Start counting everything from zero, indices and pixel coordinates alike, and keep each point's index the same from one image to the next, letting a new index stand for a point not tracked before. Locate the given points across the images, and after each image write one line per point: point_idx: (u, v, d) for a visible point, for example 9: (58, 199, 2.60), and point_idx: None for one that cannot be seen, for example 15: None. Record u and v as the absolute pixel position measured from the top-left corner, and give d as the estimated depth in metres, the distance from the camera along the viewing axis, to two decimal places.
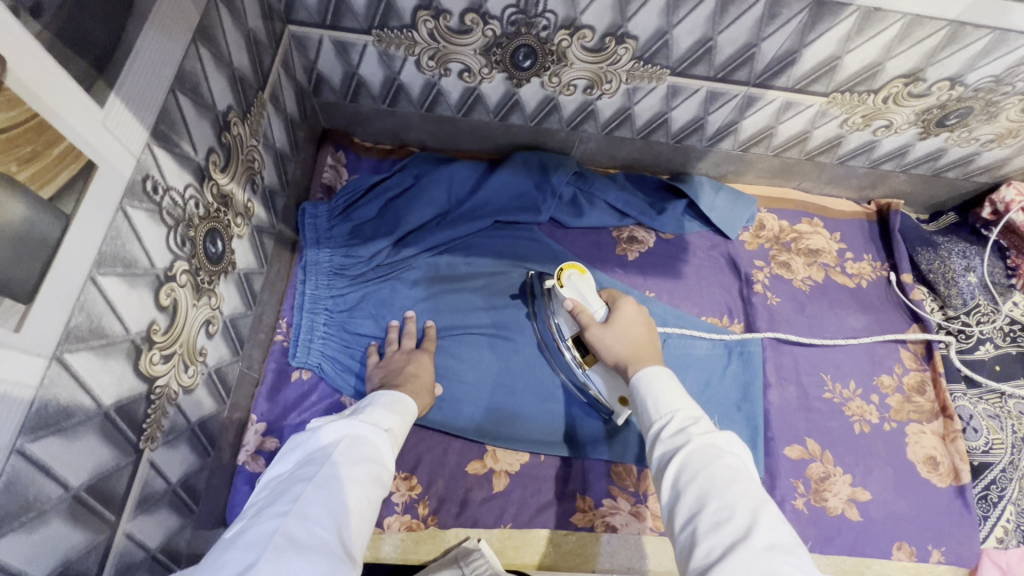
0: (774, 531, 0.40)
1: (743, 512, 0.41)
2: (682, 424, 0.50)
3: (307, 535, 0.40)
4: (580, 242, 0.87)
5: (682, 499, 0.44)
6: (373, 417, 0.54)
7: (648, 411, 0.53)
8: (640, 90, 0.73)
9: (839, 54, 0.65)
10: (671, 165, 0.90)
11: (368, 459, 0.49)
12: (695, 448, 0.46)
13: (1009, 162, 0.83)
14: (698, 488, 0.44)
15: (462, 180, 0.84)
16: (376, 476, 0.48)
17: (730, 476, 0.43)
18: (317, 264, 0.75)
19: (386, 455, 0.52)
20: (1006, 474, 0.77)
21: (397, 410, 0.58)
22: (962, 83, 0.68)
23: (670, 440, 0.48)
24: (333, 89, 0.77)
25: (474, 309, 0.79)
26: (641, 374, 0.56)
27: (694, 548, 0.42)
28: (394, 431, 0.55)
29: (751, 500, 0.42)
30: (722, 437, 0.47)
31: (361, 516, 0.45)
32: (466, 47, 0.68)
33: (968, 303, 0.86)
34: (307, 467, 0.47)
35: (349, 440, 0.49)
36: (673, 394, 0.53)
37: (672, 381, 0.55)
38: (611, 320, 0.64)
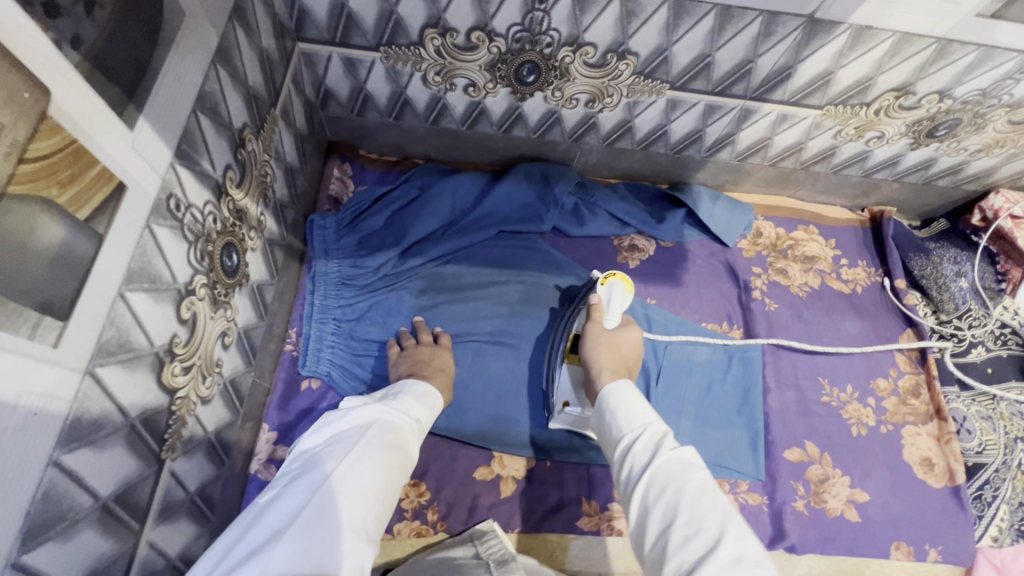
0: (741, 543, 0.41)
1: (712, 525, 0.43)
2: (651, 438, 0.51)
3: (332, 508, 0.43)
4: (582, 251, 0.89)
5: (652, 513, 0.46)
6: (400, 406, 0.57)
7: (616, 424, 0.55)
8: (640, 103, 0.75)
9: (832, 69, 0.67)
10: (670, 175, 0.92)
11: (394, 444, 0.52)
12: (662, 462, 0.48)
13: (997, 171, 0.86)
14: (667, 504, 0.45)
15: (467, 190, 0.86)
16: (402, 461, 0.51)
17: (696, 490, 0.45)
18: (326, 274, 0.77)
19: (411, 442, 0.55)
20: (1000, 473, 0.78)
21: (425, 401, 0.62)
22: (950, 96, 0.71)
23: (639, 453, 0.50)
24: (340, 103, 0.79)
25: (481, 318, 0.81)
26: (609, 387, 0.59)
27: (664, 562, 0.43)
28: (421, 421, 0.59)
29: (719, 513, 0.44)
30: (687, 450, 0.49)
31: (386, 497, 0.47)
32: (472, 63, 0.70)
33: (960, 308, 0.87)
34: (338, 444, 0.49)
35: (379, 426, 0.52)
36: (638, 408, 0.55)
37: (637, 396, 0.57)
38: (613, 335, 0.68)
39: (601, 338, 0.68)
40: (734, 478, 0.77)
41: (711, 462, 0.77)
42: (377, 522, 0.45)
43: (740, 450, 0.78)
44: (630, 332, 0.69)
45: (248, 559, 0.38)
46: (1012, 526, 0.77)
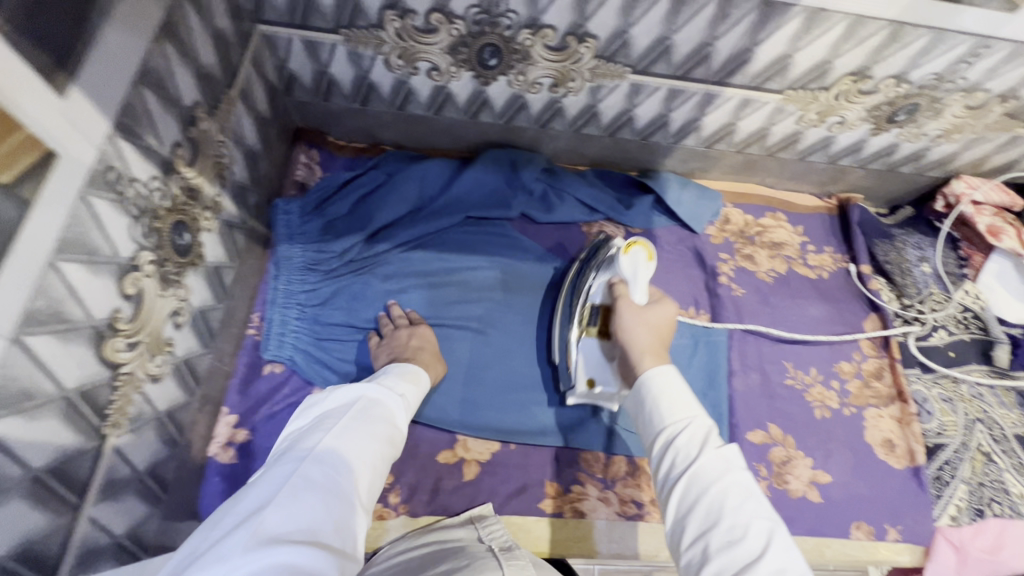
0: (784, 557, 0.43)
1: (756, 533, 0.44)
2: (696, 432, 0.51)
3: (320, 480, 0.45)
4: (550, 237, 0.89)
5: (693, 513, 0.47)
6: (387, 384, 0.59)
7: (656, 413, 0.54)
8: (604, 88, 0.76)
9: (791, 52, 0.68)
10: (638, 163, 0.93)
11: (381, 420, 0.54)
12: (708, 459, 0.48)
13: (958, 157, 0.87)
14: (712, 505, 0.46)
15: (434, 177, 0.86)
16: (389, 436, 0.54)
17: (741, 495, 0.46)
18: (289, 259, 0.76)
19: (398, 418, 0.57)
20: (958, 454, 0.80)
21: (409, 378, 0.64)
22: (907, 80, 0.72)
23: (684, 446, 0.50)
24: (304, 88, 0.78)
25: (448, 303, 0.81)
26: (653, 371, 0.58)
27: (706, 563, 0.44)
28: (407, 398, 0.61)
29: (763, 522, 0.45)
30: (733, 450, 0.50)
31: (373, 471, 0.50)
32: (433, 46, 0.70)
33: (922, 292, 0.89)
34: (325, 421, 0.51)
35: (366, 401, 0.55)
36: (681, 398, 0.55)
37: (681, 383, 0.57)
38: (645, 311, 0.67)
39: (632, 315, 0.66)
40: None
41: None
42: (365, 493, 0.48)
43: None
44: (660, 308, 0.67)
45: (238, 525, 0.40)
46: (971, 505, 0.78)
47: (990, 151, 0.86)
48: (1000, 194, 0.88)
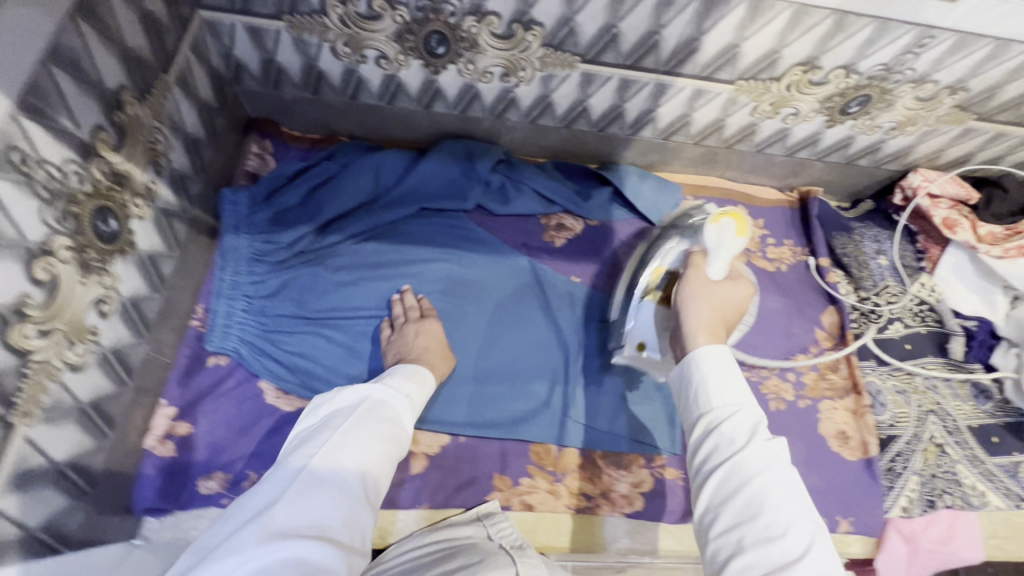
0: (824, 561, 0.43)
1: (797, 536, 0.44)
2: (744, 422, 0.50)
3: (325, 479, 0.48)
4: (508, 229, 0.88)
5: (728, 505, 0.47)
6: (393, 383, 0.60)
7: (703, 394, 0.52)
8: (555, 77, 0.75)
9: (737, 42, 0.68)
10: (598, 155, 0.92)
11: (387, 419, 0.55)
12: (754, 452, 0.47)
13: (915, 149, 0.87)
14: (752, 500, 0.46)
15: (390, 169, 0.86)
16: (394, 436, 0.55)
17: (784, 494, 0.46)
18: (236, 250, 0.75)
19: (403, 419, 0.58)
20: (910, 445, 0.81)
21: (416, 377, 0.65)
22: (856, 70, 0.72)
23: (727, 436, 0.49)
24: (253, 76, 0.77)
25: (401, 296, 0.80)
26: (704, 349, 0.55)
27: (738, 555, 0.44)
28: (413, 397, 0.62)
29: (806, 524, 0.45)
30: (780, 447, 0.48)
31: (379, 469, 0.52)
32: (378, 33, 0.69)
33: (878, 284, 0.89)
34: (333, 420, 0.53)
35: (373, 402, 0.56)
36: (727, 383, 0.52)
37: (731, 367, 0.53)
38: (715, 284, 0.63)
39: (700, 284, 0.63)
40: (650, 452, 0.77)
41: (627, 436, 0.77)
42: (371, 489, 0.51)
43: (657, 423, 0.79)
44: (738, 288, 0.64)
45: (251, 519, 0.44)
46: (922, 496, 0.79)
47: (945, 144, 0.86)
48: (956, 186, 0.89)
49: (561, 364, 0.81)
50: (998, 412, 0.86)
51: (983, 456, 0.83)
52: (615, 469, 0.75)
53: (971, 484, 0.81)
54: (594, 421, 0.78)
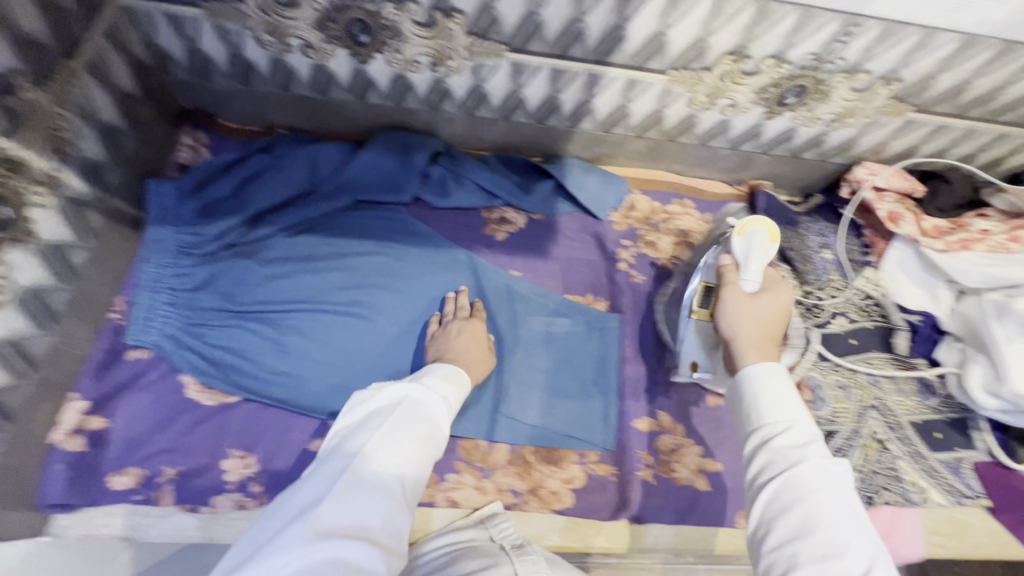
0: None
1: (856, 554, 0.47)
2: (799, 438, 0.54)
3: (370, 480, 0.49)
4: (447, 222, 0.88)
5: (786, 519, 0.50)
6: (430, 384, 0.61)
7: (755, 412, 0.57)
8: (485, 67, 0.74)
9: (662, 30, 0.67)
10: (541, 148, 0.91)
11: (424, 421, 0.56)
12: (810, 469, 0.51)
13: (859, 141, 0.86)
14: (806, 514, 0.49)
15: (326, 162, 0.85)
16: (432, 437, 0.56)
17: (841, 512, 0.49)
18: (160, 242, 0.73)
19: (440, 419, 0.59)
20: (848, 441, 0.80)
21: (452, 379, 0.65)
22: (786, 60, 0.71)
23: (783, 451, 0.53)
24: (180, 66, 0.76)
25: (337, 289, 0.78)
26: (752, 368, 0.59)
27: (794, 568, 0.47)
28: (450, 398, 0.63)
29: (865, 544, 0.48)
30: (839, 468, 0.52)
31: (416, 471, 0.53)
32: (300, 21, 0.67)
33: (821, 278, 0.89)
34: (373, 420, 0.55)
35: (411, 402, 0.57)
36: (789, 397, 0.57)
37: (785, 386, 0.58)
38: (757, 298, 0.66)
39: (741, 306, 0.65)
40: (583, 448, 0.76)
41: (560, 432, 0.76)
42: (409, 490, 0.52)
43: (591, 419, 0.78)
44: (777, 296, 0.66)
45: (297, 516, 0.46)
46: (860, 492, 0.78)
47: (887, 136, 0.85)
48: (900, 179, 0.88)
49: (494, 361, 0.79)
50: (943, 407, 0.85)
51: (926, 451, 0.83)
52: (546, 465, 0.74)
53: (913, 480, 0.81)
54: (527, 416, 0.76)
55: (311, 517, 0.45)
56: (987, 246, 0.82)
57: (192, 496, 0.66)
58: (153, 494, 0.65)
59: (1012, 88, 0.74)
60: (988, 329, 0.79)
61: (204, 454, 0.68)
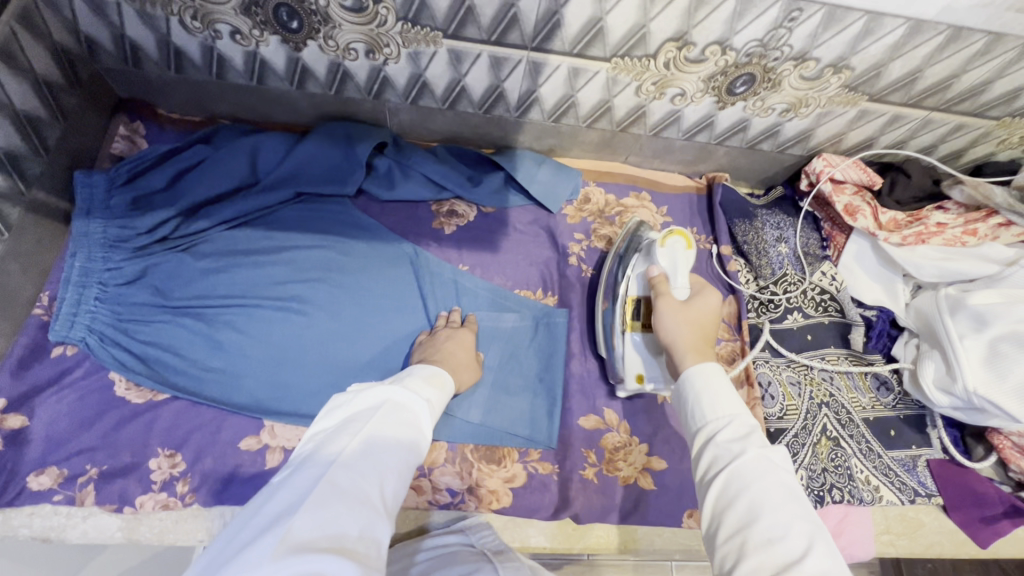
0: (826, 560, 0.44)
1: (799, 535, 0.45)
2: (737, 430, 0.53)
3: (351, 487, 0.45)
4: (394, 215, 0.86)
5: (732, 509, 0.48)
6: (413, 387, 0.59)
7: (698, 409, 0.56)
8: (423, 55, 0.72)
9: (600, 15, 0.64)
10: (492, 139, 0.89)
11: (406, 425, 0.54)
12: (750, 459, 0.50)
13: (815, 132, 0.84)
14: (752, 504, 0.48)
15: (269, 152, 0.82)
16: (413, 443, 0.53)
17: (782, 498, 0.48)
18: (87, 235, 0.70)
19: (423, 422, 0.56)
20: (798, 439, 0.78)
21: (434, 381, 0.63)
22: (731, 47, 0.68)
23: (726, 446, 0.52)
24: (110, 53, 0.73)
25: (274, 283, 0.76)
26: (694, 369, 0.59)
27: (742, 559, 0.45)
28: (433, 402, 0.60)
29: (804, 525, 0.46)
30: (776, 454, 0.51)
31: (397, 478, 0.50)
32: (224, 6, 0.65)
33: (777, 273, 0.87)
34: (352, 424, 0.51)
35: (392, 406, 0.54)
36: (721, 394, 0.56)
37: (722, 381, 0.57)
38: (687, 304, 0.68)
39: (676, 312, 0.67)
40: (525, 446, 0.74)
41: (502, 431, 0.74)
42: (389, 499, 0.48)
43: (535, 416, 0.76)
44: (705, 299, 0.68)
45: (268, 529, 0.41)
46: (810, 492, 0.76)
47: (844, 127, 0.83)
48: (858, 170, 0.85)
49: None
50: (898, 405, 0.84)
51: (879, 449, 0.81)
52: (486, 464, 0.73)
53: (865, 479, 0.79)
54: (469, 414, 0.74)
55: (285, 529, 0.40)
56: (942, 239, 0.81)
57: (114, 497, 0.64)
58: (75, 495, 0.64)
59: (965, 76, 0.72)
60: (941, 323, 0.77)
61: (129, 453, 0.66)
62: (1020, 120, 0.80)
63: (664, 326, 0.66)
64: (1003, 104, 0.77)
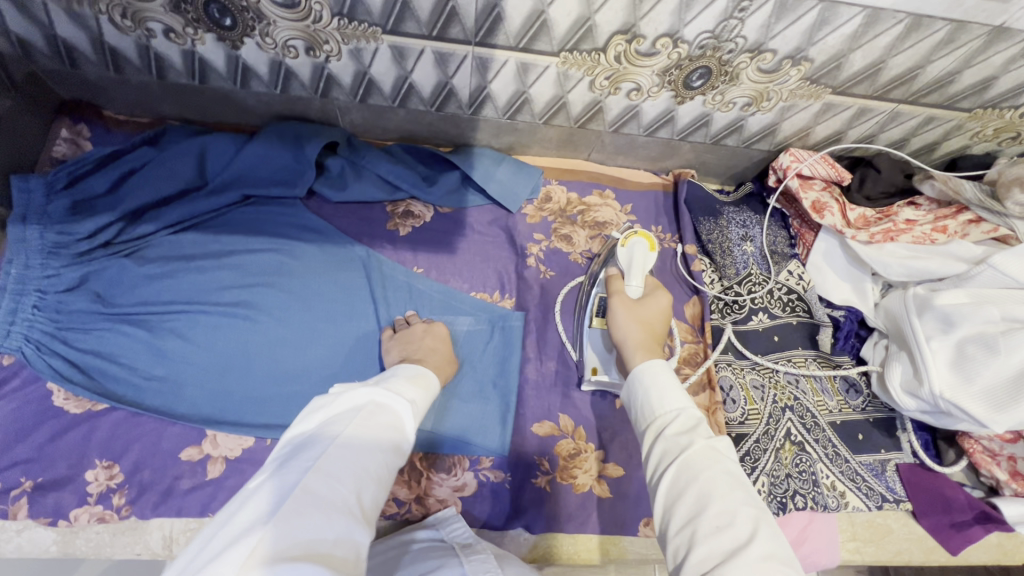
0: (772, 543, 0.41)
1: (744, 521, 0.42)
2: (686, 423, 0.50)
3: (328, 492, 0.41)
4: (348, 217, 0.84)
5: (681, 501, 0.45)
6: (396, 388, 0.55)
7: (648, 405, 0.52)
8: (365, 51, 0.69)
9: (542, 8, 0.62)
10: (450, 138, 0.87)
11: (388, 427, 0.49)
12: (699, 449, 0.46)
13: (780, 127, 0.81)
14: (700, 493, 0.44)
15: (217, 153, 0.79)
16: (396, 445, 0.49)
17: (728, 485, 0.44)
18: (24, 242, 0.68)
19: (407, 423, 0.52)
20: (760, 444, 0.75)
21: (419, 382, 0.59)
22: (682, 39, 0.66)
23: (674, 439, 0.48)
24: (45, 55, 0.71)
25: (219, 288, 0.73)
26: (643, 364, 0.56)
27: (691, 550, 0.42)
28: (417, 402, 0.56)
29: (750, 510, 0.43)
30: (722, 442, 0.48)
31: (378, 482, 0.45)
32: (152, 3, 0.63)
33: (740, 273, 0.85)
34: (331, 427, 0.46)
35: (374, 407, 0.50)
36: (670, 387, 0.53)
37: (671, 375, 0.54)
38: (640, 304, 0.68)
39: (626, 312, 0.66)
40: (476, 454, 0.72)
41: (455, 437, 0.72)
42: (369, 505, 0.44)
43: (488, 423, 0.74)
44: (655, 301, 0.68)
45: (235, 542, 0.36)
46: (772, 498, 0.73)
47: (810, 121, 0.80)
48: (826, 166, 0.83)
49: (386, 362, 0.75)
50: (868, 407, 0.81)
51: (847, 454, 0.78)
52: (435, 472, 0.71)
53: (830, 484, 0.76)
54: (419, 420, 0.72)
55: (254, 539, 0.36)
56: (911, 237, 0.78)
57: (48, 511, 0.63)
58: (8, 508, 0.63)
59: (930, 67, 0.68)
60: (908, 324, 0.74)
61: (66, 465, 0.65)
62: (993, 111, 0.76)
63: (614, 323, 0.66)
64: (974, 95, 0.73)
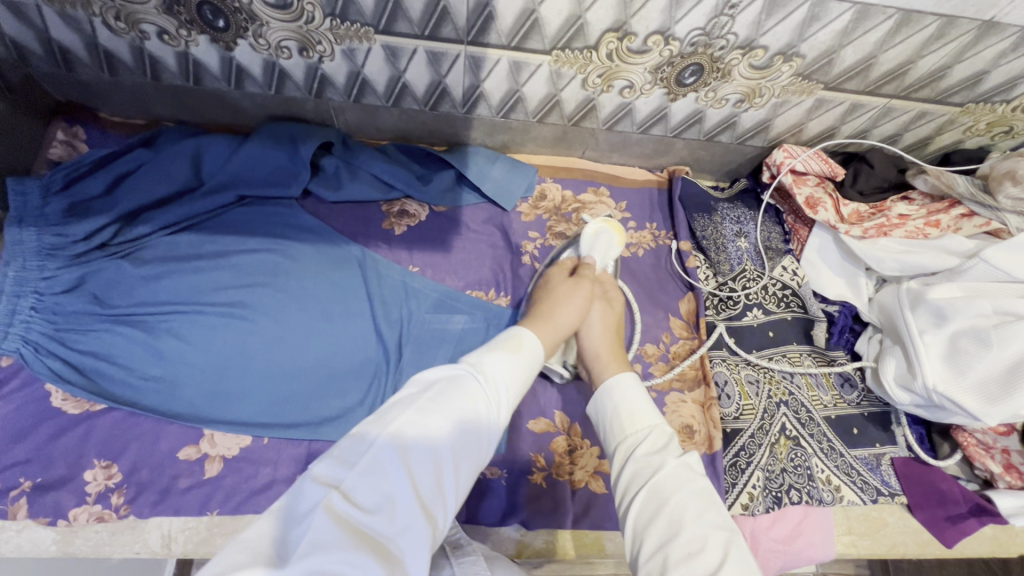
0: (744, 566, 0.39)
1: (715, 545, 0.41)
2: (656, 442, 0.50)
3: (382, 482, 0.37)
4: (343, 216, 0.84)
5: (653, 525, 0.44)
6: (478, 363, 0.48)
7: (618, 424, 0.52)
8: (358, 51, 0.69)
9: (533, 7, 0.62)
10: (444, 137, 0.88)
11: (460, 409, 0.43)
12: (669, 470, 0.46)
13: (773, 123, 0.82)
14: (671, 517, 0.43)
15: (212, 153, 0.80)
16: (465, 431, 0.42)
17: (699, 507, 0.44)
18: (21, 244, 0.68)
19: (486, 404, 0.45)
20: (754, 439, 0.76)
21: (507, 350, 0.51)
22: (673, 36, 0.66)
23: (645, 460, 0.48)
24: (40, 57, 0.72)
25: (215, 288, 0.73)
26: (613, 380, 0.56)
27: None
28: (504, 378, 0.48)
29: (721, 533, 0.42)
30: (693, 462, 0.48)
31: (446, 472, 0.40)
32: (145, 5, 0.63)
33: (734, 269, 0.86)
34: (393, 409, 0.41)
35: (444, 386, 0.44)
36: (640, 406, 0.53)
37: (642, 393, 0.55)
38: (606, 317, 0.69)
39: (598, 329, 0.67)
40: None
41: None
42: (432, 499, 0.38)
43: None
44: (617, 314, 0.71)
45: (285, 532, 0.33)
46: (767, 493, 0.74)
47: (802, 117, 0.80)
48: (820, 161, 0.83)
49: (383, 361, 0.75)
50: (863, 402, 0.82)
51: (842, 448, 0.78)
52: None
53: (825, 478, 0.76)
54: None
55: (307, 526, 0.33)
56: (904, 231, 0.79)
57: (47, 510, 0.64)
58: (8, 508, 0.64)
59: (921, 61, 0.69)
60: (902, 319, 0.74)
61: (64, 465, 0.66)
62: (984, 106, 0.77)
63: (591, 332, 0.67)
64: (965, 89, 0.73)
